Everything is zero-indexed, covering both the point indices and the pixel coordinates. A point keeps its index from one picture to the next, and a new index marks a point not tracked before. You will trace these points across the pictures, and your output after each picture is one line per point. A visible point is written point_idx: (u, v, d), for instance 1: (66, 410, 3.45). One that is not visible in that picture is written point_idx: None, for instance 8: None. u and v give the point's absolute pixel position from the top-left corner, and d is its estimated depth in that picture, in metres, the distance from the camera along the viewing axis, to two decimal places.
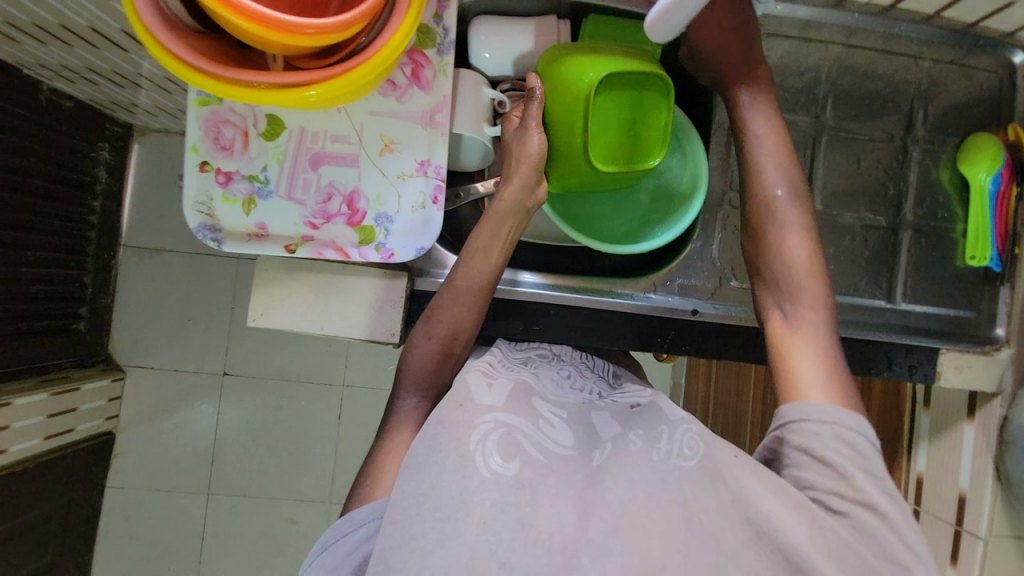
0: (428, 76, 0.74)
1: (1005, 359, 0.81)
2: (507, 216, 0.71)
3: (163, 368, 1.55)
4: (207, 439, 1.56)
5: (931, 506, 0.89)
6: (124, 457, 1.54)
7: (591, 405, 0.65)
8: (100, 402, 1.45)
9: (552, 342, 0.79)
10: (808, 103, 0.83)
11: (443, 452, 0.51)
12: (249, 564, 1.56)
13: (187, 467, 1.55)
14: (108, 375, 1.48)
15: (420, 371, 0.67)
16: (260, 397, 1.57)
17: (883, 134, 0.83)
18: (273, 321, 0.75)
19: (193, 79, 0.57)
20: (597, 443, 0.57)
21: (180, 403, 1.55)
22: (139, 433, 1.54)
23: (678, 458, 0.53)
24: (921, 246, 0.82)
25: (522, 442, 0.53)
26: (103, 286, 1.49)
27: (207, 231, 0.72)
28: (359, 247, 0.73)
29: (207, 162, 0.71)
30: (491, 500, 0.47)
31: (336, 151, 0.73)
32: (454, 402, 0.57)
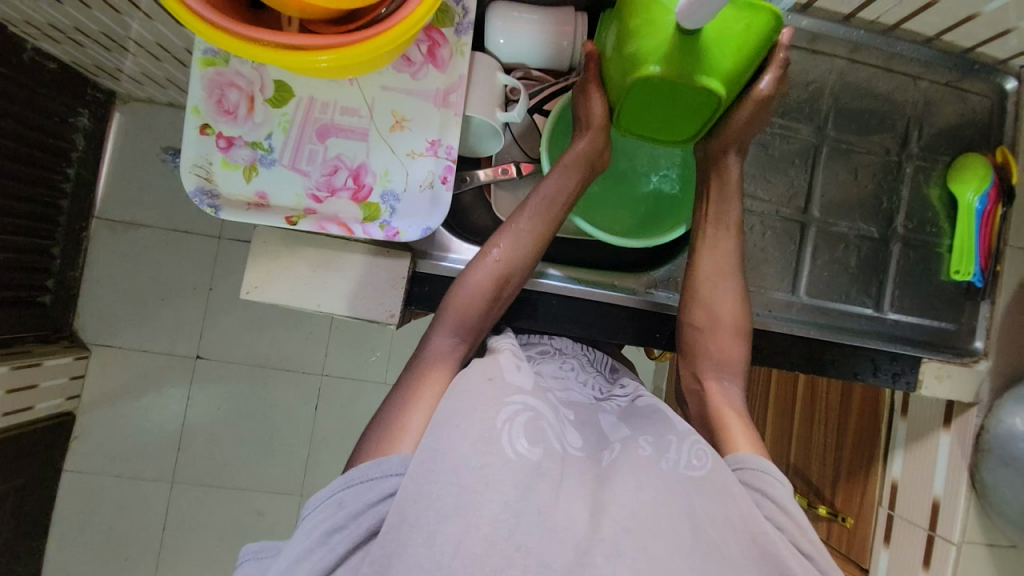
0: (445, 55, 0.73)
1: (983, 371, 0.84)
2: (574, 170, 0.71)
3: (133, 348, 1.48)
4: (174, 424, 1.50)
5: (906, 511, 0.91)
6: (85, 439, 1.46)
7: (598, 405, 0.65)
8: (62, 380, 1.38)
9: (553, 334, 0.80)
10: (810, 114, 0.85)
11: (468, 418, 0.51)
12: (213, 555, 1.50)
13: (152, 452, 1.49)
14: (72, 352, 1.41)
15: (461, 313, 0.65)
16: (235, 382, 1.51)
17: (879, 148, 0.86)
18: (269, 295, 0.72)
19: (201, 30, 0.55)
20: (606, 444, 0.58)
21: (147, 385, 1.49)
22: (102, 415, 1.47)
23: (686, 467, 0.53)
24: (909, 258, 0.85)
25: (546, 430, 0.53)
26: (72, 258, 1.41)
27: (204, 196, 0.69)
28: (363, 223, 0.71)
29: (208, 125, 0.69)
30: (514, 481, 0.47)
31: (344, 123, 0.71)
32: (484, 375, 0.57)
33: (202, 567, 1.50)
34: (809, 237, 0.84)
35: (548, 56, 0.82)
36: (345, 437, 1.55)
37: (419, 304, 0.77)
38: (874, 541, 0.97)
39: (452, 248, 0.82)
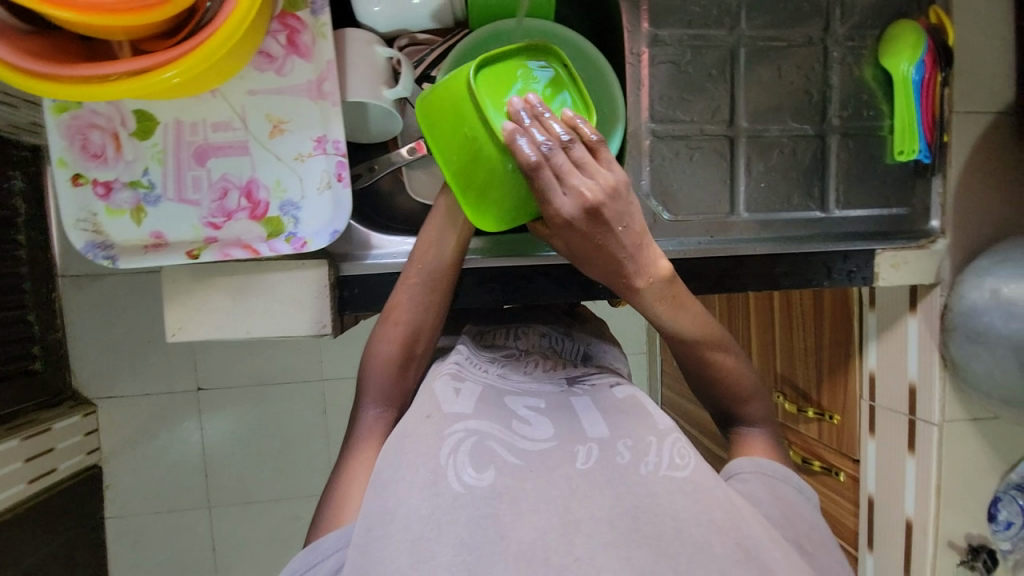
0: (307, 42, 0.67)
1: (940, 250, 0.81)
2: (455, 210, 0.66)
3: (134, 394, 1.49)
4: (197, 456, 1.53)
5: (885, 400, 0.91)
6: (116, 488, 1.51)
7: (570, 392, 0.62)
8: (77, 438, 1.40)
9: (517, 331, 0.75)
10: (720, 15, 0.77)
11: (411, 465, 0.50)
12: (265, 564, 1.58)
13: (183, 485, 1.54)
14: (78, 411, 1.42)
15: (379, 383, 0.61)
16: (242, 404, 1.54)
17: (802, 37, 0.79)
18: (195, 333, 0.70)
19: (39, 89, 0.51)
20: (581, 438, 0.53)
21: (160, 425, 1.51)
22: (126, 461, 1.51)
23: (668, 468, 0.51)
24: (850, 149, 0.81)
25: (497, 450, 0.51)
26: (49, 322, 1.40)
27: (98, 250, 0.66)
28: (268, 241, 0.68)
29: (80, 174, 0.65)
30: (468, 516, 0.46)
31: (220, 140, 0.66)
32: (423, 414, 0.55)
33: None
34: (739, 150, 0.79)
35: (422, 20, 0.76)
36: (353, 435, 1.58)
37: (351, 309, 0.75)
38: (860, 432, 0.96)
39: (372, 242, 0.77)
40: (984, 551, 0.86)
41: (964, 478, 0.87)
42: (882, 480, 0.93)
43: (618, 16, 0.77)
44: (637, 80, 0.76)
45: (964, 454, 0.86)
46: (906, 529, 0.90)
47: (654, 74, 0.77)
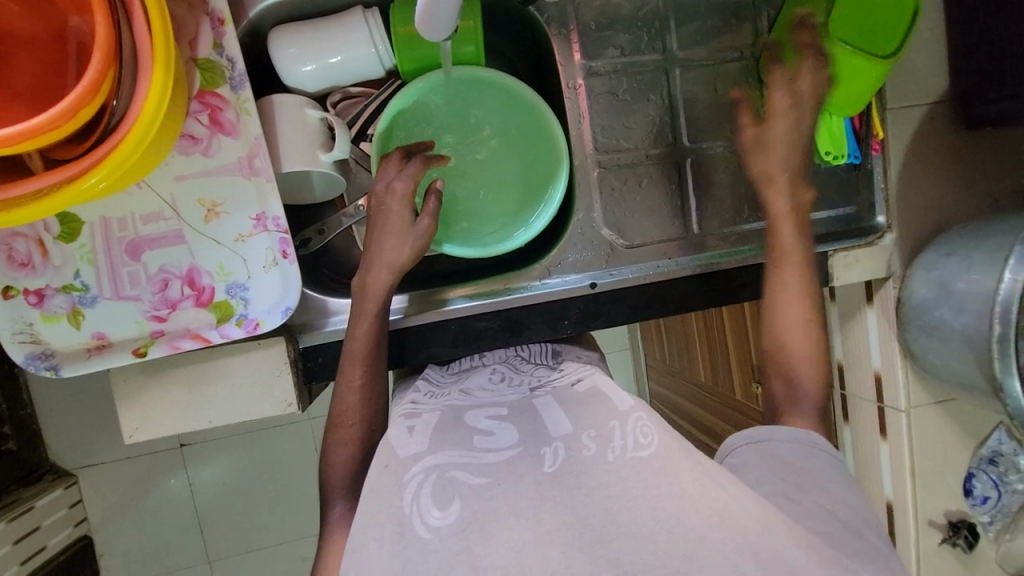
0: (230, 118, 0.64)
1: (889, 245, 0.84)
2: (380, 310, 0.67)
3: (117, 460, 1.40)
4: (189, 512, 1.46)
5: (855, 388, 0.95)
6: (111, 556, 1.43)
7: (532, 394, 0.62)
8: (62, 511, 1.33)
9: (486, 351, 0.77)
10: (652, 37, 0.77)
11: (378, 524, 0.49)
12: None
13: (179, 545, 1.46)
14: (58, 485, 1.33)
15: (342, 477, 0.62)
16: (228, 454, 1.46)
17: (733, 52, 0.80)
18: (155, 431, 0.68)
19: None
20: (546, 440, 0.52)
21: (144, 487, 1.43)
22: (118, 529, 1.42)
23: (635, 449, 0.50)
24: (793, 157, 0.82)
25: (457, 479, 0.49)
26: (17, 400, 1.30)
27: (39, 361, 0.64)
28: (219, 327, 0.66)
29: (9, 286, 0.62)
30: (439, 560, 0.45)
31: (152, 232, 0.64)
32: (381, 464, 0.55)
33: None
34: (687, 170, 0.80)
35: (351, 77, 0.74)
36: None
37: (319, 378, 0.74)
38: (837, 420, 1.00)
39: (331, 308, 0.75)
40: (964, 527, 0.90)
41: (938, 454, 0.90)
42: (862, 463, 0.97)
43: (551, 52, 0.77)
44: (577, 112, 0.77)
45: (934, 434, 0.89)
46: (888, 511, 0.94)
47: (594, 105, 0.77)
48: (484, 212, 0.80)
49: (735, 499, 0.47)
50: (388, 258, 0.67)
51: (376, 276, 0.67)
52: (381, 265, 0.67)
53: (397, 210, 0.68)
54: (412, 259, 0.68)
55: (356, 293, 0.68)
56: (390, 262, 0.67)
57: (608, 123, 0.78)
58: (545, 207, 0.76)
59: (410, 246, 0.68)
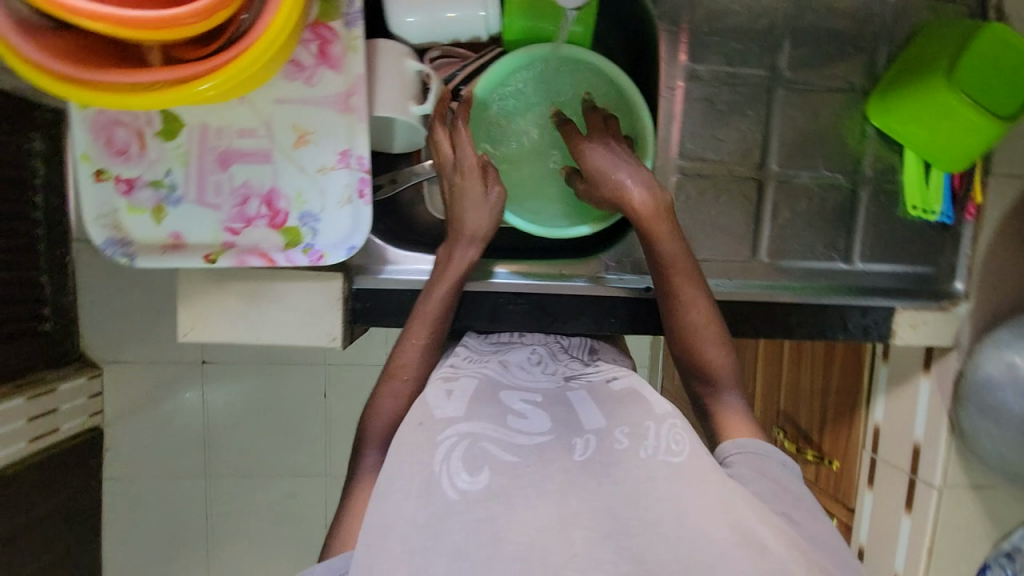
0: (337, 53, 0.65)
1: (962, 314, 0.80)
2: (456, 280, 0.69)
3: (138, 364, 1.32)
4: (199, 428, 1.38)
5: (888, 454, 0.91)
6: (115, 454, 1.35)
7: (566, 385, 0.62)
8: (81, 400, 1.25)
9: (525, 330, 0.77)
10: (764, 51, 0.75)
11: (406, 477, 0.49)
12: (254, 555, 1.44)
13: (183, 458, 1.39)
14: (83, 372, 1.26)
15: (385, 429, 0.62)
16: (246, 377, 1.38)
17: (843, 82, 0.77)
18: (209, 333, 0.71)
19: (68, 93, 0.51)
20: (578, 430, 0.52)
21: (162, 392, 1.35)
22: (128, 430, 1.35)
23: (666, 454, 0.49)
24: (881, 203, 0.79)
25: (488, 449, 0.49)
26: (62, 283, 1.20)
27: (116, 246, 0.66)
28: (285, 251, 0.68)
29: (103, 170, 0.65)
30: (463, 524, 0.44)
31: (244, 147, 0.66)
32: (414, 421, 0.54)
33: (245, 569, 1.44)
34: (767, 195, 0.77)
35: (454, 36, 0.74)
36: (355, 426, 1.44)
37: (364, 321, 0.76)
38: (858, 483, 0.97)
39: (388, 256, 0.78)
40: None
41: (963, 539, 0.86)
42: (878, 531, 0.93)
43: (656, 47, 0.75)
44: (669, 113, 0.76)
45: (960, 518, 0.85)
46: None
47: (688, 109, 0.75)
48: (548, 194, 0.79)
49: (769, 527, 0.45)
50: (471, 232, 0.70)
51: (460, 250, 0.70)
52: (463, 239, 0.70)
53: (472, 185, 0.70)
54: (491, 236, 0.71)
55: (439, 261, 0.72)
56: (472, 236, 0.70)
57: (699, 131, 0.76)
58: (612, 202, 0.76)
59: (490, 221, 0.70)
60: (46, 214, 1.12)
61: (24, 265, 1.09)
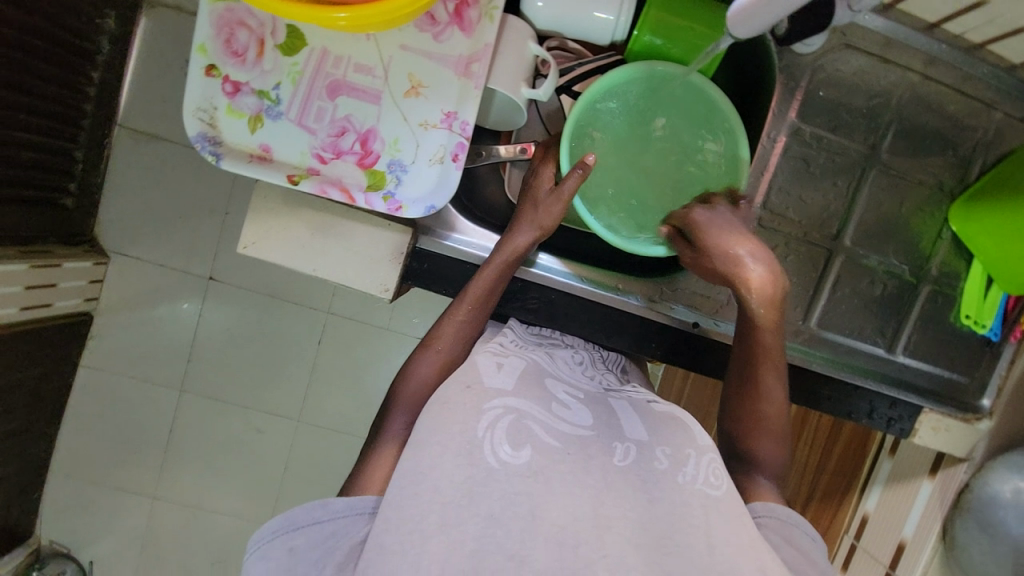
0: (472, 17, 0.67)
1: (983, 430, 0.82)
2: (509, 263, 0.70)
3: (148, 262, 1.23)
4: (185, 341, 1.27)
5: (870, 544, 0.93)
6: (96, 349, 1.26)
7: (608, 392, 0.62)
8: (80, 283, 1.16)
9: (568, 333, 0.77)
10: (868, 129, 0.77)
11: (446, 434, 0.49)
12: (198, 497, 1.31)
13: (159, 369, 1.28)
14: (91, 257, 1.18)
15: (414, 394, 0.62)
16: (242, 307, 1.26)
17: (931, 179, 0.79)
18: (267, 253, 0.71)
19: None
20: (619, 435, 0.53)
21: (160, 295, 1.25)
22: (117, 328, 1.25)
23: (704, 485, 0.50)
24: (936, 304, 0.80)
25: (534, 429, 0.50)
26: (94, 164, 1.16)
27: (206, 142, 0.66)
28: (366, 192, 0.68)
29: (215, 66, 0.65)
30: (500, 493, 0.46)
31: (357, 82, 0.67)
32: (463, 383, 0.55)
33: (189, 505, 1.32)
34: (834, 267, 0.79)
35: (580, 33, 0.74)
36: (350, 384, 1.30)
37: (416, 281, 0.76)
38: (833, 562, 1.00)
39: (457, 226, 0.77)
40: None
41: None
42: None
43: (767, 97, 0.76)
44: (763, 164, 0.77)
45: None
46: None
47: (781, 165, 0.77)
48: (630, 206, 0.77)
49: None
50: (534, 221, 0.70)
51: (520, 236, 0.70)
52: (525, 227, 0.70)
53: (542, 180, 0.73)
54: (552, 228, 0.71)
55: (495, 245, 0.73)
56: (533, 224, 0.70)
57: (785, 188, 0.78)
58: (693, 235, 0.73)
59: (551, 209, 0.70)
60: (98, 91, 1.10)
61: (64, 133, 1.06)
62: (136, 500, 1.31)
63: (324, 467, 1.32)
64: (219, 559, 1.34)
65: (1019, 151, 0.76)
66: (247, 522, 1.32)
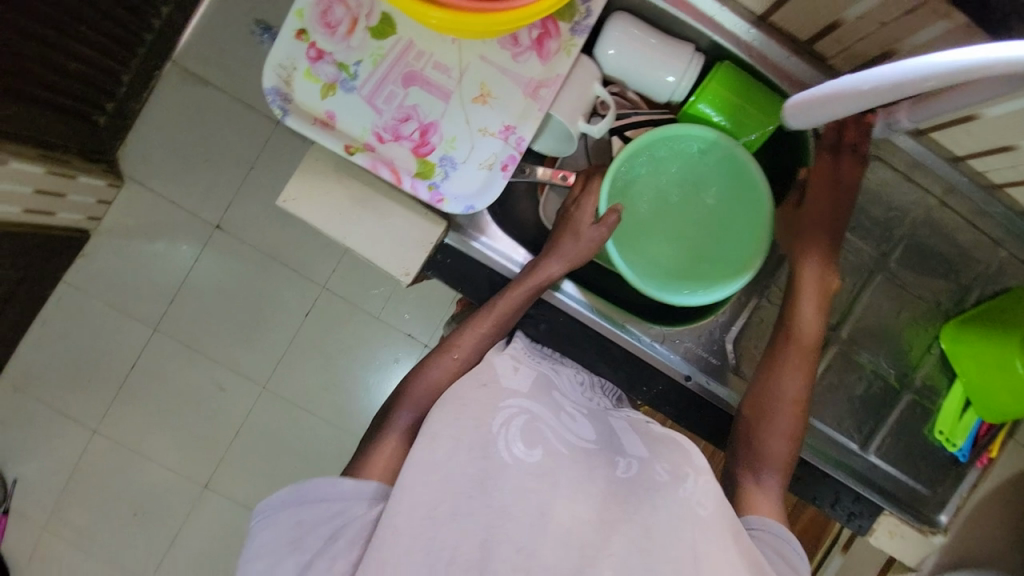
0: (551, 48, 0.73)
1: (936, 544, 0.85)
2: (537, 287, 0.73)
3: (161, 197, 1.24)
4: (173, 281, 1.27)
5: None
6: (85, 267, 1.25)
7: (608, 412, 0.65)
8: (87, 199, 1.16)
9: (568, 357, 0.79)
10: (881, 237, 0.83)
11: (462, 425, 0.52)
12: (142, 440, 1.28)
13: (139, 303, 1.27)
14: (105, 177, 1.18)
15: (423, 395, 0.65)
16: (245, 263, 1.27)
17: (930, 297, 0.84)
18: (302, 212, 0.73)
19: None
20: (621, 452, 0.56)
21: (162, 231, 1.25)
22: (111, 253, 1.25)
23: (697, 501, 0.53)
24: (914, 414, 0.84)
25: (545, 432, 0.54)
26: (138, 92, 1.19)
27: (278, 97, 0.69)
28: (413, 178, 0.71)
29: (306, 31, 0.69)
30: (512, 486, 0.48)
31: (432, 77, 0.72)
32: (479, 380, 0.58)
33: (129, 446, 1.28)
34: (827, 353, 0.83)
35: (643, 87, 0.80)
36: (328, 362, 1.30)
37: (433, 271, 0.77)
38: None
39: (485, 230, 0.78)
40: None
41: None
42: None
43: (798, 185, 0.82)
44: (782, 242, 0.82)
45: None
46: None
47: None
48: (652, 254, 0.81)
49: None
50: (571, 254, 0.74)
51: (553, 263, 0.74)
52: (559, 257, 0.74)
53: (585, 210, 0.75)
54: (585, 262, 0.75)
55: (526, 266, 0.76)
56: (566, 255, 0.74)
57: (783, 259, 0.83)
58: (710, 290, 0.77)
59: (588, 245, 0.74)
60: (163, 26, 1.15)
61: (116, 56, 1.09)
62: (76, 429, 1.27)
63: (279, 440, 1.30)
64: (140, 512, 1.29)
65: (1018, 289, 0.81)
66: (184, 478, 1.29)
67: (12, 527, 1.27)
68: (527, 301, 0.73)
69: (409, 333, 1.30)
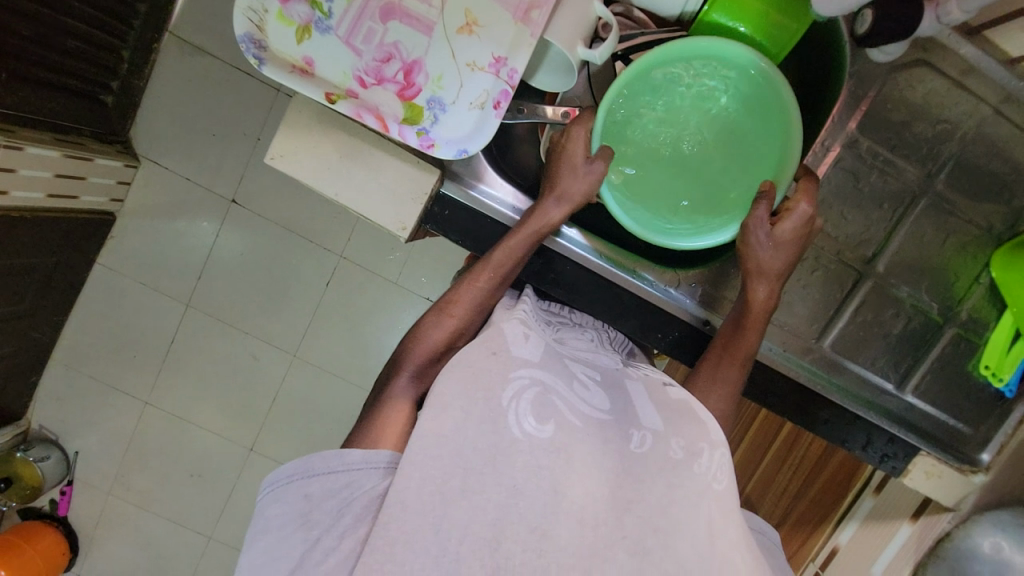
0: None
1: (975, 484, 0.80)
2: (536, 236, 0.69)
3: (176, 174, 1.24)
4: (199, 258, 1.28)
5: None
6: (117, 246, 1.27)
7: (622, 374, 0.62)
8: (108, 182, 1.17)
9: (576, 308, 0.76)
10: (927, 156, 0.74)
11: (471, 402, 0.49)
12: (188, 410, 1.35)
13: (168, 281, 1.29)
14: (122, 158, 1.18)
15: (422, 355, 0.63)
16: (263, 235, 1.27)
17: (983, 222, 0.75)
18: (293, 168, 0.70)
19: None
20: (635, 422, 0.53)
21: (182, 208, 1.26)
22: (141, 233, 1.27)
23: (711, 478, 0.51)
24: (959, 350, 0.77)
25: (557, 404, 0.51)
26: (139, 67, 1.16)
27: (252, 44, 0.63)
28: (401, 124, 0.66)
29: None
30: (524, 463, 0.46)
31: (412, 8, 0.66)
32: (487, 350, 0.54)
33: (177, 416, 1.35)
34: (859, 290, 0.76)
35: (650, 2, 0.71)
36: (348, 328, 1.31)
37: (433, 224, 0.74)
38: None
39: (484, 177, 0.75)
40: None
41: None
42: None
43: (830, 105, 0.73)
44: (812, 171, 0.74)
45: None
46: None
47: (830, 175, 0.74)
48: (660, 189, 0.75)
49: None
50: (570, 199, 0.69)
51: (552, 210, 0.69)
52: (558, 203, 0.69)
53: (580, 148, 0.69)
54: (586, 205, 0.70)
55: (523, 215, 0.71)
56: (565, 200, 0.69)
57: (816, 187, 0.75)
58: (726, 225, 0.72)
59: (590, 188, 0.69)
60: None
61: (110, 30, 1.06)
62: (130, 404, 1.35)
63: (312, 405, 1.34)
64: (196, 473, 1.37)
65: None
66: (230, 443, 1.36)
67: (79, 492, 1.38)
68: (525, 253, 0.69)
69: (426, 296, 1.30)
